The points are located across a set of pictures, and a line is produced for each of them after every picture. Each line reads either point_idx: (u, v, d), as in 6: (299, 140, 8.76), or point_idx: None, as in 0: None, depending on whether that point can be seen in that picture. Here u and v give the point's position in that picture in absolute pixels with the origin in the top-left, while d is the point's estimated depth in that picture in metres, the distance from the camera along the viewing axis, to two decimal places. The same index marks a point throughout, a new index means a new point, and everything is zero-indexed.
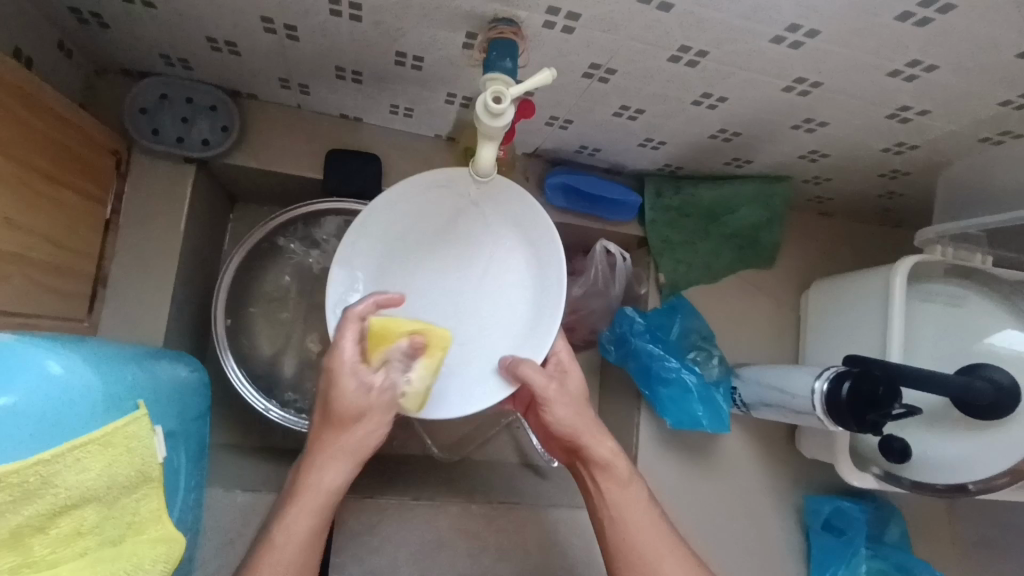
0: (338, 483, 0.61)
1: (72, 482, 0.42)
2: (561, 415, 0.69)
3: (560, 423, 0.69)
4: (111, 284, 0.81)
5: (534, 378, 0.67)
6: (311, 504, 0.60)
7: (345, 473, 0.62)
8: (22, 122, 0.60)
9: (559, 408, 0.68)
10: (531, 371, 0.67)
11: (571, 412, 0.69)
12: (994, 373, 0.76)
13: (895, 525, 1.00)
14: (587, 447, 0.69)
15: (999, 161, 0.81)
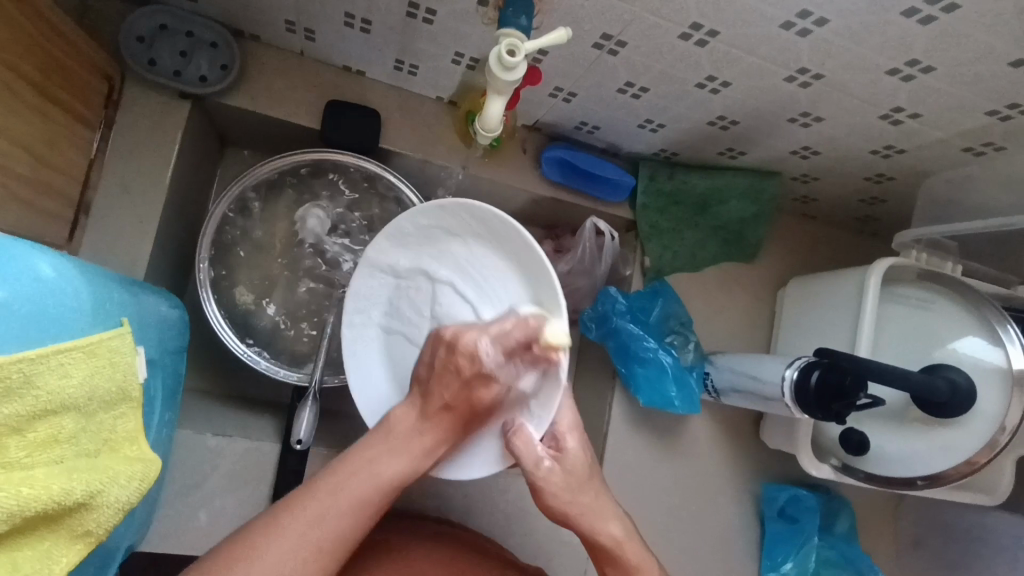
0: (402, 476, 0.61)
1: (51, 385, 0.41)
2: (560, 497, 0.66)
3: (558, 505, 0.66)
4: (93, 213, 0.79)
5: (524, 453, 0.63)
6: (372, 491, 0.59)
7: (405, 470, 0.61)
8: (13, 20, 0.58)
9: (555, 487, 0.66)
10: (524, 444, 0.63)
11: (570, 485, 0.66)
12: (952, 375, 0.79)
13: (844, 517, 1.04)
14: (588, 529, 0.66)
15: (979, 173, 0.84)
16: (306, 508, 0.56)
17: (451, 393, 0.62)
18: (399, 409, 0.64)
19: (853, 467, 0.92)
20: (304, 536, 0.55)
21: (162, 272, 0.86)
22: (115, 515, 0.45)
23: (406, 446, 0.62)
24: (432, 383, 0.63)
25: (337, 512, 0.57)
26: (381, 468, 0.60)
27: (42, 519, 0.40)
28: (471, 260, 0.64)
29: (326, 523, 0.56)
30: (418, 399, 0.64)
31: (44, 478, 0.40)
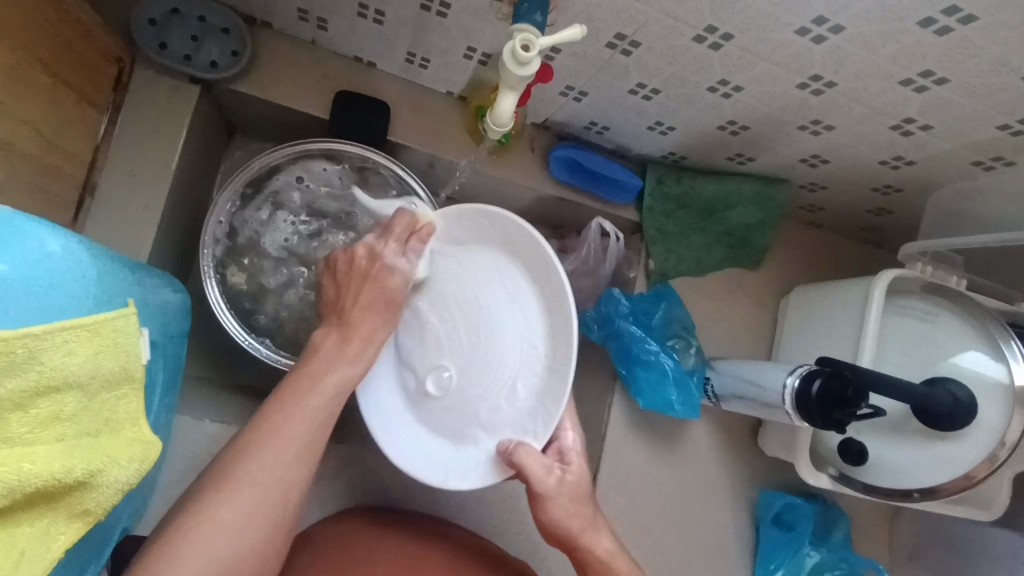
0: (342, 384, 0.64)
1: (55, 362, 0.41)
2: (559, 511, 0.67)
3: (553, 517, 0.67)
4: (99, 195, 0.78)
5: (533, 469, 0.66)
6: (316, 405, 0.62)
7: (349, 376, 0.65)
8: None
9: (555, 503, 0.67)
10: (530, 460, 0.66)
11: (567, 503, 0.68)
12: (956, 390, 0.79)
13: (840, 527, 1.03)
14: (585, 544, 0.67)
15: (987, 188, 0.84)
16: (277, 427, 0.60)
17: (387, 311, 0.67)
18: (327, 335, 0.67)
19: (851, 477, 0.92)
20: (267, 473, 0.58)
21: (166, 257, 0.86)
22: (114, 496, 0.45)
23: (338, 356, 0.65)
24: (344, 298, 0.67)
25: (291, 425, 0.60)
26: (329, 376, 0.63)
27: (41, 497, 0.40)
28: (473, 272, 0.72)
29: (298, 428, 0.60)
30: (336, 321, 0.67)
31: (44, 455, 0.40)
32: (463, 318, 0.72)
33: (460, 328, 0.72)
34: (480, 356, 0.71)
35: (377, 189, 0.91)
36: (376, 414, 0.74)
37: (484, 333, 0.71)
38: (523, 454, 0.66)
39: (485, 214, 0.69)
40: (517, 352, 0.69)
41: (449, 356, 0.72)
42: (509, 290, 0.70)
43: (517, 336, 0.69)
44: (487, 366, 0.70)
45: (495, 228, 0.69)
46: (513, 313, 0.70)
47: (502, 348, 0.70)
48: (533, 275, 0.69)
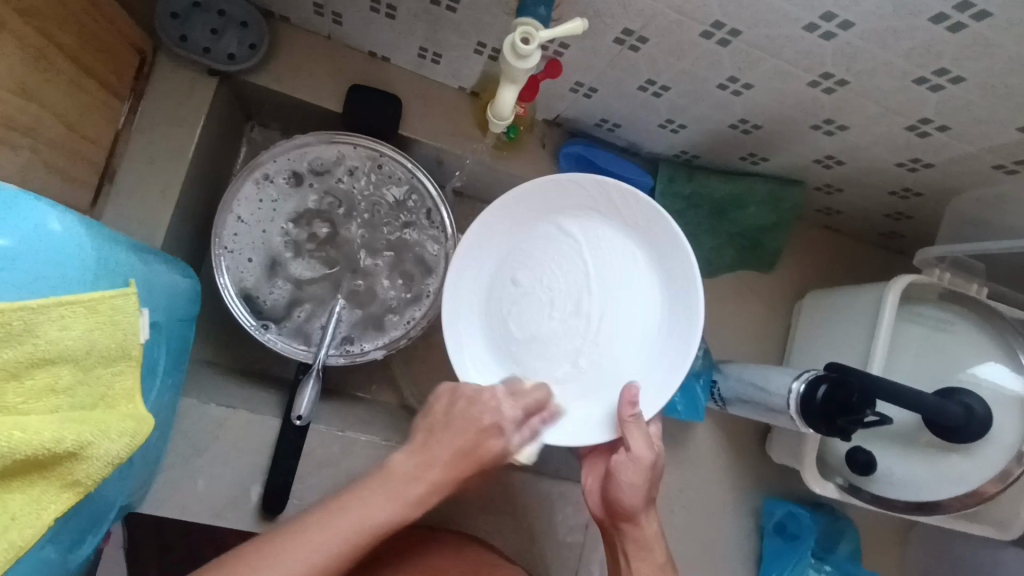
0: (390, 523, 0.59)
1: (49, 336, 0.42)
2: (631, 481, 0.69)
3: (620, 495, 0.70)
4: (117, 180, 0.81)
5: (638, 443, 0.68)
6: (432, 476, 0.62)
7: (393, 517, 0.59)
8: None
9: (628, 480, 0.69)
10: (637, 435, 0.68)
11: (644, 476, 0.69)
12: (969, 401, 0.76)
13: (847, 541, 1.00)
14: (629, 522, 0.71)
15: (1009, 193, 0.81)
16: (376, 491, 0.60)
17: (463, 438, 0.64)
18: (397, 457, 0.63)
19: (859, 487, 0.89)
20: (352, 520, 0.57)
21: (181, 244, 0.88)
22: (104, 468, 0.46)
23: (406, 489, 0.61)
24: (439, 433, 0.64)
25: (334, 529, 0.56)
26: (462, 436, 0.64)
27: (33, 465, 0.42)
28: (608, 253, 0.75)
29: (388, 510, 0.59)
30: (468, 395, 0.66)
31: (36, 424, 0.41)
32: (612, 296, 0.74)
33: (592, 310, 0.73)
34: (593, 336, 0.73)
35: (387, 184, 0.91)
36: (460, 355, 0.75)
37: (627, 312, 0.74)
38: (631, 425, 0.68)
39: (658, 224, 0.72)
40: (612, 329, 0.74)
41: (546, 324, 0.74)
42: (619, 270, 0.74)
43: (643, 316, 0.74)
44: (599, 344, 0.74)
45: (633, 216, 0.74)
46: (614, 300, 0.74)
47: (606, 321, 0.74)
48: (677, 281, 0.73)
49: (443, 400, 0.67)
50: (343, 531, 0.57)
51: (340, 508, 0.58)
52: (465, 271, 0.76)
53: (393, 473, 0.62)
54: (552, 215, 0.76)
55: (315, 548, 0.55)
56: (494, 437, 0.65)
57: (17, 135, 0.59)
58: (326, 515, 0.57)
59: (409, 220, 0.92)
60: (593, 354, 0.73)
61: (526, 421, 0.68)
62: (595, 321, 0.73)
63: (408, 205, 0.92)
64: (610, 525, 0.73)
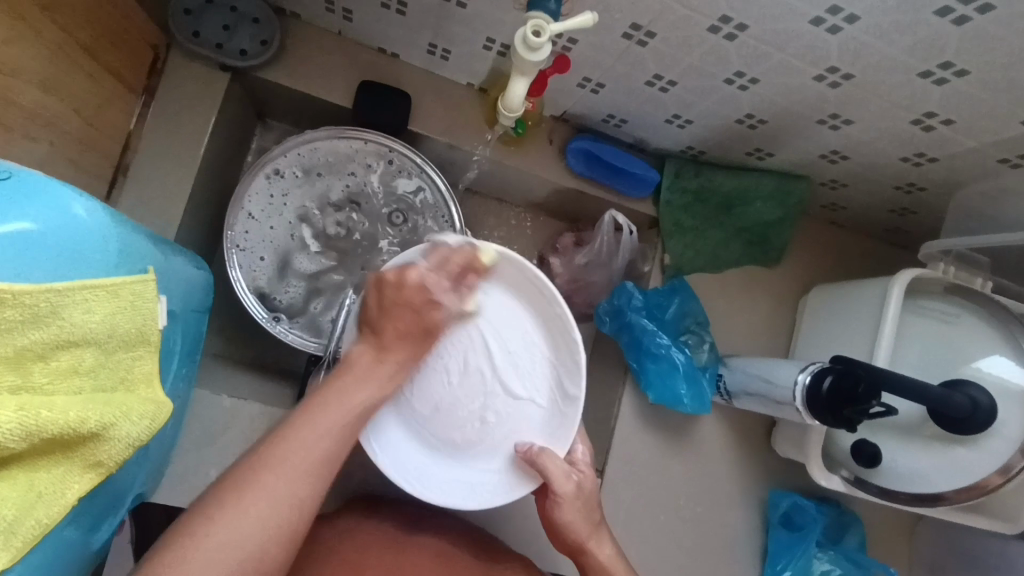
0: (374, 401, 0.63)
1: (74, 318, 0.43)
2: (569, 517, 0.71)
3: (565, 520, 0.71)
4: (132, 175, 0.82)
5: (555, 474, 0.69)
6: (343, 416, 0.60)
7: (375, 397, 0.63)
8: None
9: (567, 509, 0.70)
10: (552, 464, 0.70)
11: (576, 509, 0.71)
12: (975, 393, 0.77)
13: (853, 533, 1.01)
14: (587, 551, 0.71)
15: (1015, 186, 0.82)
16: (297, 434, 0.57)
17: (403, 322, 0.65)
18: (361, 347, 0.65)
19: (866, 480, 0.90)
20: (297, 462, 0.56)
21: (194, 238, 0.90)
22: (125, 450, 0.47)
23: (367, 376, 0.63)
24: (382, 319, 0.65)
25: (330, 427, 0.58)
26: (355, 391, 0.62)
27: (58, 445, 0.43)
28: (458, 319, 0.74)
29: (324, 439, 0.58)
30: (371, 337, 0.65)
31: (61, 404, 0.42)
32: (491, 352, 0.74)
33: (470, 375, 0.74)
34: (449, 414, 0.74)
35: (397, 179, 0.92)
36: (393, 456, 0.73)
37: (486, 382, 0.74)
38: (547, 459, 0.70)
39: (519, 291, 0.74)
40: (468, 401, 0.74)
41: (453, 390, 0.74)
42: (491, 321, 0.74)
43: (524, 372, 0.75)
44: (447, 424, 0.74)
45: (511, 277, 0.74)
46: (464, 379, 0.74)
47: (452, 401, 0.74)
48: (561, 343, 0.74)
49: (411, 275, 0.65)
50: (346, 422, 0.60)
51: (271, 457, 0.55)
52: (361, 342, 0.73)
53: (368, 372, 0.64)
54: None
55: (259, 514, 0.53)
56: (383, 357, 0.65)
57: (37, 128, 0.60)
58: (322, 403, 0.60)
59: (419, 214, 0.93)
60: (462, 430, 0.74)
61: (460, 283, 0.70)
62: (511, 383, 0.75)
63: (417, 199, 0.93)
64: (572, 558, 0.73)
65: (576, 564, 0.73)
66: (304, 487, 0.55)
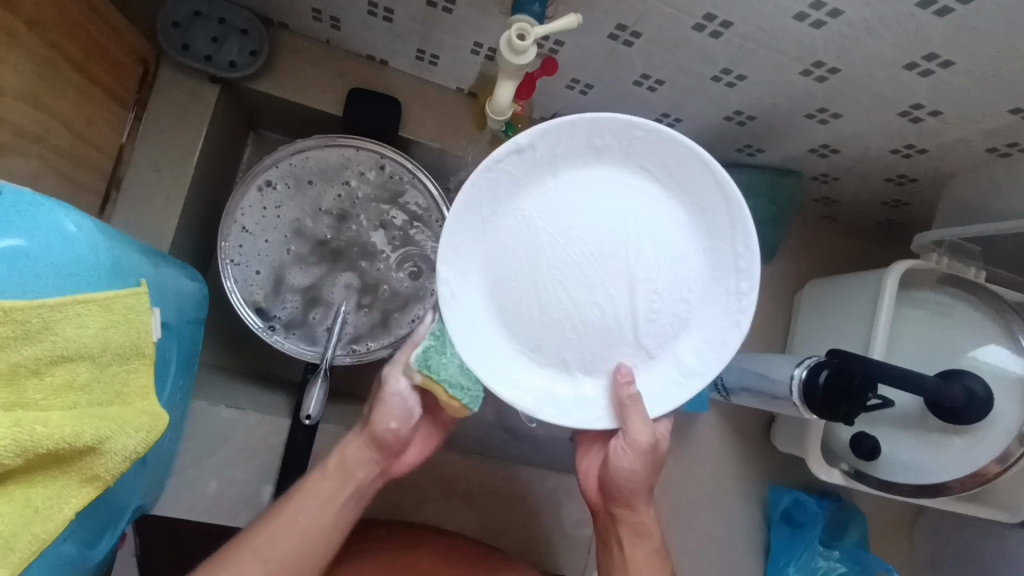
0: (324, 522, 0.67)
1: (67, 333, 0.43)
2: (629, 466, 0.68)
3: (620, 467, 0.68)
4: (124, 188, 0.83)
5: (638, 429, 0.63)
6: (294, 538, 0.65)
7: (336, 513, 0.68)
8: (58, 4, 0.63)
9: (625, 458, 0.67)
10: (637, 420, 0.63)
11: (641, 462, 0.67)
12: (970, 383, 0.77)
13: (856, 527, 1.01)
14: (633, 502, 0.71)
15: (1006, 175, 0.82)
16: (274, 526, 0.65)
17: (379, 436, 0.70)
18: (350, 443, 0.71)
19: (865, 473, 0.90)
20: (268, 545, 0.64)
21: (188, 249, 0.90)
22: (122, 463, 0.47)
23: (321, 496, 0.68)
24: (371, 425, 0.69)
25: (323, 496, 0.68)
26: (322, 512, 0.67)
27: (53, 460, 0.43)
28: (613, 195, 0.61)
29: (288, 543, 0.64)
30: (354, 435, 0.71)
31: (56, 419, 0.43)
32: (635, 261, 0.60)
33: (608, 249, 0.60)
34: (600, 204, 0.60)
35: (390, 186, 0.92)
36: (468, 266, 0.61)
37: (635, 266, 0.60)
38: (633, 411, 0.62)
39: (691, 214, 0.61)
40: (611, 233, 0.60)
41: (569, 296, 0.61)
42: (652, 230, 0.61)
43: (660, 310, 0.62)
44: (602, 202, 0.60)
45: (709, 210, 0.62)
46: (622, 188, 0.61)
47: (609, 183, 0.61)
48: (716, 321, 0.63)
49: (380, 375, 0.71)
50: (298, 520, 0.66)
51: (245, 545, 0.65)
52: (494, 179, 0.59)
53: (347, 476, 0.69)
54: (637, 163, 0.61)
55: None
56: (349, 478, 0.69)
57: (27, 144, 0.61)
58: (281, 517, 0.66)
59: (412, 220, 0.93)
60: (604, 252, 0.60)
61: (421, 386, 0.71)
62: (642, 316, 0.62)
63: (410, 205, 0.93)
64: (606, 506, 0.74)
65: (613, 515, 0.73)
66: (285, 538, 0.64)
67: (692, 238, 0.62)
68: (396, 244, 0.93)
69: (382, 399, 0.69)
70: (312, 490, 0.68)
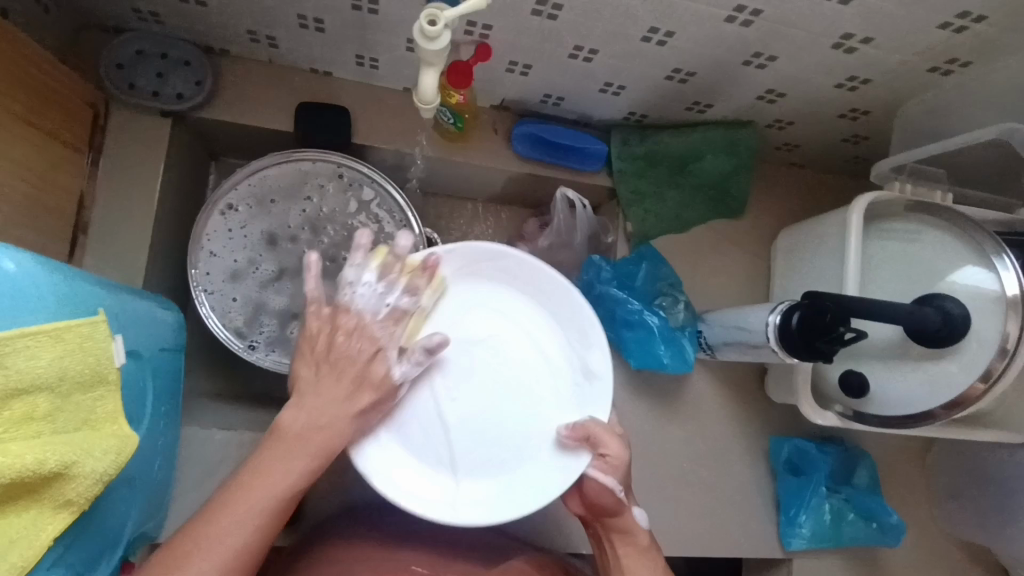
0: (291, 487, 0.60)
1: (19, 366, 0.44)
2: (602, 481, 0.73)
3: (597, 483, 0.73)
4: (92, 232, 0.85)
5: (603, 437, 0.72)
6: (252, 493, 0.58)
7: (298, 474, 0.60)
8: (4, 67, 0.64)
9: (603, 471, 0.73)
10: (599, 431, 0.73)
11: (620, 472, 0.73)
12: (947, 304, 0.77)
13: (862, 469, 1.02)
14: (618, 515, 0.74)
15: (955, 93, 0.82)
16: (210, 532, 0.56)
17: (349, 374, 0.64)
18: (286, 412, 0.62)
19: (863, 412, 0.88)
20: (233, 522, 0.57)
21: (163, 283, 0.92)
22: (94, 485, 0.49)
23: (320, 410, 0.62)
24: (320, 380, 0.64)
25: (291, 465, 0.60)
26: (259, 485, 0.59)
27: (24, 489, 0.45)
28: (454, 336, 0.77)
29: (245, 512, 0.58)
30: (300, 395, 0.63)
31: (17, 449, 0.44)
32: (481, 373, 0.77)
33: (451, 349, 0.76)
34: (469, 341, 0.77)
35: (351, 195, 0.93)
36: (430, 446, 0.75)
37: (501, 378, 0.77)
38: (603, 431, 0.73)
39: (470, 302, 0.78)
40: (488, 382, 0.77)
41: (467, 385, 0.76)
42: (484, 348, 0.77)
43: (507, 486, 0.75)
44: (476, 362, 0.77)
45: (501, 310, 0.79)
46: (501, 298, 0.80)
47: (474, 282, 0.79)
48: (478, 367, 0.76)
49: (349, 320, 0.65)
50: (310, 448, 0.61)
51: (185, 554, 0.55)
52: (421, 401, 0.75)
53: (286, 434, 0.61)
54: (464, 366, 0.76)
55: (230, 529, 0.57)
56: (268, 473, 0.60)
57: None
58: (231, 495, 0.58)
59: (378, 224, 0.94)
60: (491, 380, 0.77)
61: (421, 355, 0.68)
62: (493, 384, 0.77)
63: (374, 210, 0.94)
64: (595, 515, 0.76)
65: (605, 524, 0.75)
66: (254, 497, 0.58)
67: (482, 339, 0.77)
68: (364, 248, 0.94)
69: (368, 351, 0.65)
70: (313, 390, 0.63)
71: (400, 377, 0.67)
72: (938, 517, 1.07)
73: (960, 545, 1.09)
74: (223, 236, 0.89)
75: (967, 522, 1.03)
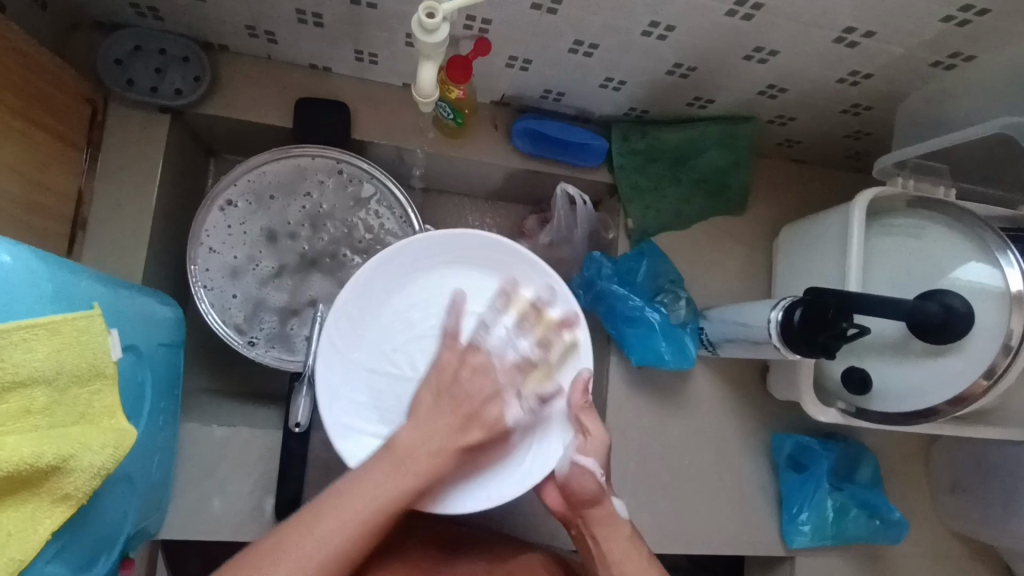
0: (380, 505, 0.60)
1: (14, 359, 0.44)
2: (580, 466, 0.72)
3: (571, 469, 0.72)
4: (90, 229, 0.85)
5: (590, 423, 0.74)
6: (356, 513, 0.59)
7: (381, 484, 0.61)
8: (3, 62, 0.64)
9: (580, 455, 0.72)
10: (588, 419, 0.74)
11: (600, 454, 0.73)
12: (950, 300, 0.76)
13: (864, 465, 1.02)
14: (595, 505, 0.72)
15: (957, 87, 0.81)
16: (344, 500, 0.59)
17: (453, 412, 0.66)
18: (401, 431, 0.65)
19: (866, 409, 0.88)
20: (360, 501, 0.60)
21: (161, 280, 0.92)
22: (93, 480, 0.49)
23: (434, 432, 0.65)
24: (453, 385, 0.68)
25: (367, 492, 0.60)
26: (367, 492, 0.60)
27: (20, 483, 0.45)
28: (430, 287, 0.80)
29: (343, 525, 0.58)
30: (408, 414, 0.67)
31: (14, 442, 0.44)
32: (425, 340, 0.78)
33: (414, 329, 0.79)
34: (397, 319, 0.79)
35: (350, 191, 0.93)
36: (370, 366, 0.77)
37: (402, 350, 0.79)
38: (586, 416, 0.74)
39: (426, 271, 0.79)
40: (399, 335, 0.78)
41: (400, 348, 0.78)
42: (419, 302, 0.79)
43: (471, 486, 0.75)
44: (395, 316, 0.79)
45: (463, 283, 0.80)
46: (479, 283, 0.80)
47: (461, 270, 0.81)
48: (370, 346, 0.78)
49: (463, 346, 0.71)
50: (419, 467, 0.63)
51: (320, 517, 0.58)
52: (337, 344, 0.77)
53: (397, 448, 0.64)
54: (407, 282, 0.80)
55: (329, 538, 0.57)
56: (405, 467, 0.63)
57: None
58: (343, 492, 0.60)
59: (377, 221, 0.94)
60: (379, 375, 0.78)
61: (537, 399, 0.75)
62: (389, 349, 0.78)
63: (373, 206, 0.94)
64: (573, 509, 0.74)
65: (581, 516, 0.73)
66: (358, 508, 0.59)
67: (438, 267, 0.79)
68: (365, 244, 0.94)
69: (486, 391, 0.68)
70: (429, 418, 0.66)
71: (492, 353, 0.72)
72: (941, 512, 1.07)
73: (962, 542, 1.08)
74: (221, 233, 0.88)
75: (970, 519, 1.02)
